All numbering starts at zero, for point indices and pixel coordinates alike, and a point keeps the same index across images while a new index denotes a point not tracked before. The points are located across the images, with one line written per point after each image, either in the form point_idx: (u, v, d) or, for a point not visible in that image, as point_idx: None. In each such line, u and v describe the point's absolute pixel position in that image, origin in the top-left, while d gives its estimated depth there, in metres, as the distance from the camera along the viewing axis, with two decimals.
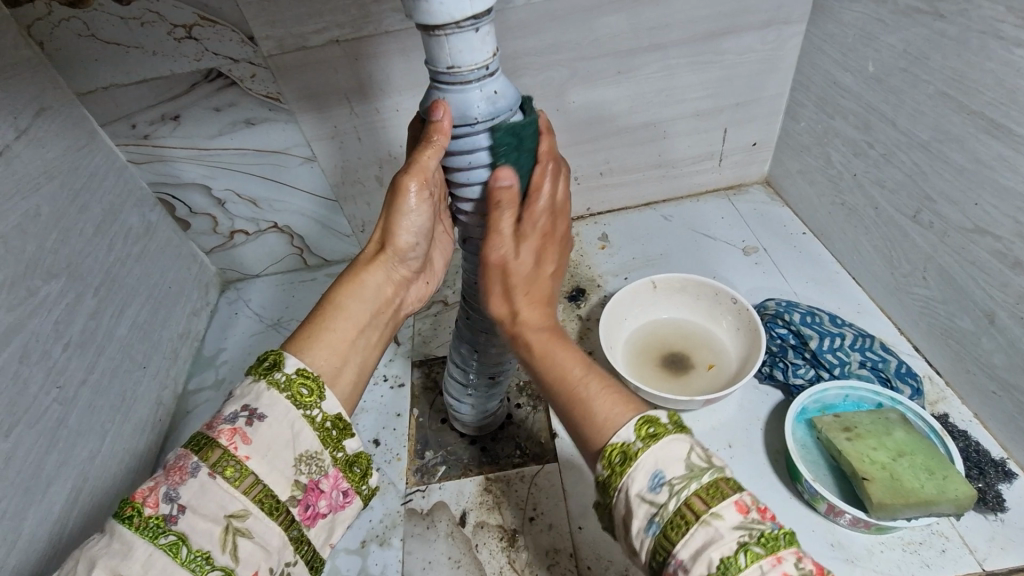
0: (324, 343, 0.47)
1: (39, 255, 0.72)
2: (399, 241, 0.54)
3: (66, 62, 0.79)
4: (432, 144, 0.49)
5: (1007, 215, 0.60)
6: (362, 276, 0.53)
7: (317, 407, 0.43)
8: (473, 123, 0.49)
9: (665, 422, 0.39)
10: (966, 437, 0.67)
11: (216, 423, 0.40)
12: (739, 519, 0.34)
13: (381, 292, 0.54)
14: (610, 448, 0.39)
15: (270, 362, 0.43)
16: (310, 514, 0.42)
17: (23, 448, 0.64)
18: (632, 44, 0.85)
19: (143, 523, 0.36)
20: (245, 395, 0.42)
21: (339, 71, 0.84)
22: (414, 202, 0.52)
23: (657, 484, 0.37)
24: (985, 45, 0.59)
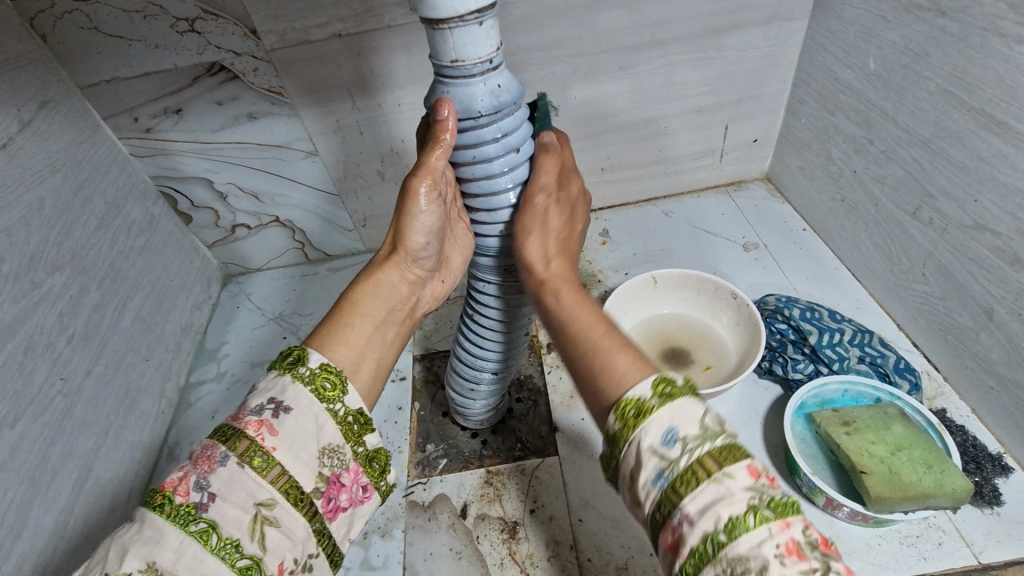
0: (342, 340, 0.47)
1: (43, 247, 0.72)
2: (410, 242, 0.53)
3: (69, 55, 0.80)
4: (440, 143, 0.49)
5: (1006, 212, 0.60)
6: (375, 276, 0.53)
7: (340, 401, 0.43)
8: (477, 116, 0.50)
9: (681, 383, 0.39)
10: (963, 432, 0.68)
11: (243, 416, 0.41)
12: (750, 482, 0.34)
13: (394, 292, 0.53)
14: (624, 401, 0.39)
15: (294, 357, 0.44)
16: (332, 507, 0.42)
17: (28, 440, 0.64)
18: (634, 40, 0.85)
19: (174, 511, 0.37)
20: (270, 389, 0.43)
21: (342, 65, 0.84)
22: (424, 203, 0.52)
23: (671, 438, 0.36)
24: (986, 42, 0.59)
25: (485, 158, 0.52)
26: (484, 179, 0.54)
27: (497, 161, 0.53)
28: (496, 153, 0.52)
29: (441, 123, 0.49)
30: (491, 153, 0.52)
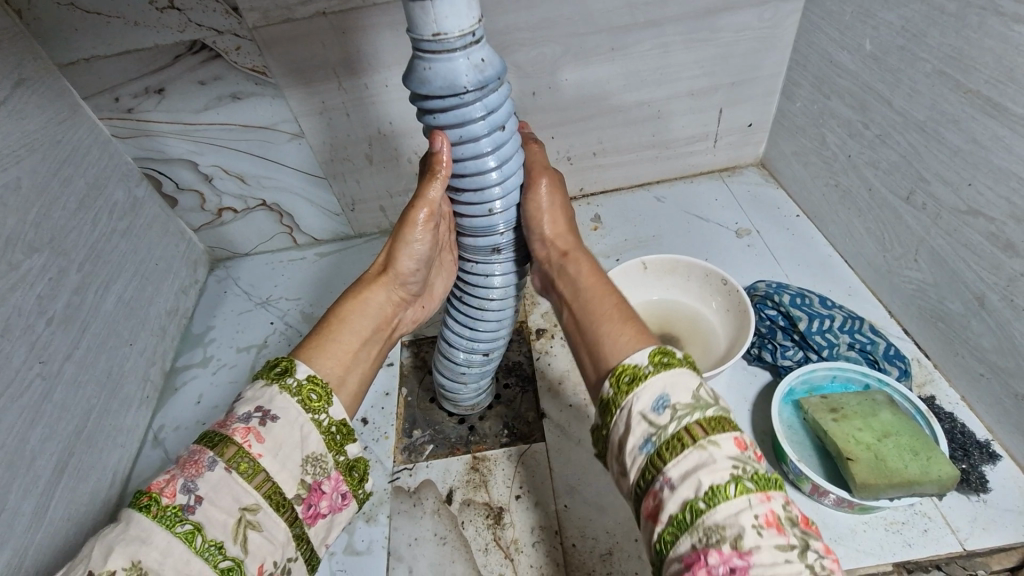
0: (330, 353, 0.48)
1: (20, 229, 0.70)
2: (402, 266, 0.56)
3: (45, 32, 0.78)
4: (437, 177, 0.52)
5: (1001, 196, 0.59)
6: (364, 295, 0.54)
7: (324, 412, 0.44)
8: (463, 94, 0.48)
9: (678, 356, 0.41)
10: (952, 419, 0.67)
11: (230, 422, 0.41)
12: (735, 452, 0.35)
13: (381, 312, 0.55)
14: (622, 367, 0.42)
15: (280, 368, 0.44)
16: (312, 513, 0.42)
17: (6, 424, 0.63)
18: (627, 20, 0.83)
19: (160, 512, 0.36)
20: (257, 398, 0.42)
21: (327, 44, 0.82)
22: (421, 231, 0.55)
23: (660, 405, 0.38)
24: (985, 22, 0.58)
25: (473, 136, 0.51)
26: (473, 159, 0.52)
27: (484, 140, 0.51)
28: (483, 132, 0.51)
29: (436, 154, 0.52)
30: (479, 132, 0.51)
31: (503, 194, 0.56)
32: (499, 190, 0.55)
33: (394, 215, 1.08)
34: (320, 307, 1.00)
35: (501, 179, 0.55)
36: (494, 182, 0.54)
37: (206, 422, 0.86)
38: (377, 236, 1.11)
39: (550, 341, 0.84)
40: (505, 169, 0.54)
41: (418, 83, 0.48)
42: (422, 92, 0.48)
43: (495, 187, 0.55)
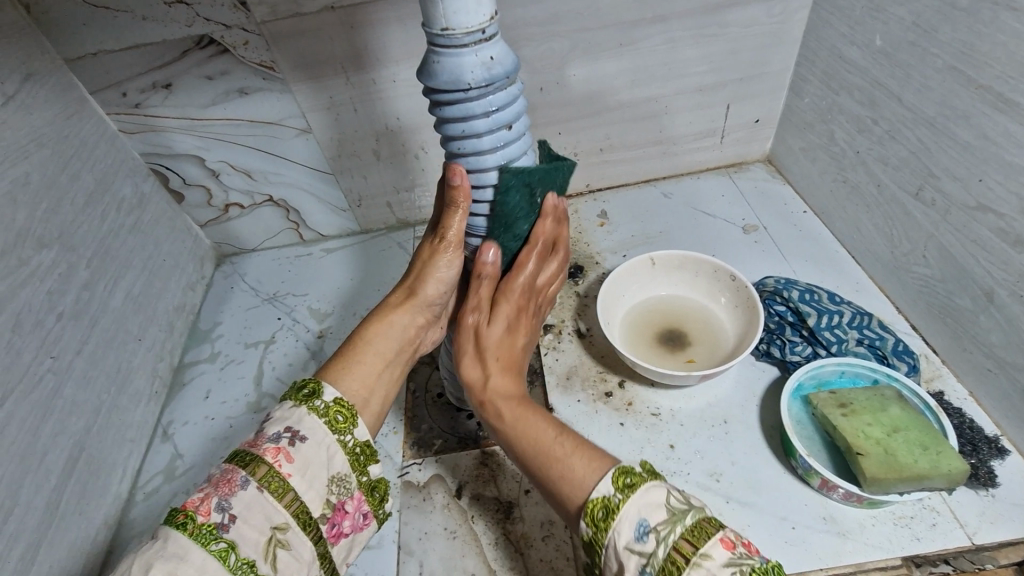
0: (354, 374, 0.51)
1: (30, 224, 0.71)
2: (428, 291, 0.57)
3: (53, 26, 0.78)
4: (459, 207, 0.54)
5: (1011, 192, 0.59)
6: (390, 317, 0.56)
7: (349, 433, 0.46)
8: (466, 89, 0.48)
9: (641, 471, 0.42)
10: (960, 414, 0.68)
11: (261, 443, 0.43)
12: (726, 556, 0.37)
13: (406, 335, 0.57)
14: (592, 503, 0.42)
15: (308, 390, 0.46)
16: (335, 532, 0.44)
17: (18, 418, 0.64)
18: (635, 15, 0.83)
19: (197, 529, 0.38)
20: (286, 419, 0.44)
21: (334, 39, 0.82)
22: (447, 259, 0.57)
23: (643, 532, 0.39)
24: (997, 16, 0.57)
25: (473, 134, 0.50)
26: (474, 156, 0.52)
27: (486, 138, 0.51)
28: (486, 129, 0.50)
29: (454, 187, 0.52)
30: (481, 129, 0.50)
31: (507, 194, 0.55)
32: (497, 191, 0.54)
33: (400, 210, 1.08)
34: (327, 302, 1.00)
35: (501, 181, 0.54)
36: (491, 181, 0.53)
37: (214, 418, 0.86)
38: (384, 232, 1.11)
39: (558, 336, 0.84)
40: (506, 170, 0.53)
41: (427, 74, 0.49)
42: (429, 83, 0.49)
43: (493, 186, 0.54)
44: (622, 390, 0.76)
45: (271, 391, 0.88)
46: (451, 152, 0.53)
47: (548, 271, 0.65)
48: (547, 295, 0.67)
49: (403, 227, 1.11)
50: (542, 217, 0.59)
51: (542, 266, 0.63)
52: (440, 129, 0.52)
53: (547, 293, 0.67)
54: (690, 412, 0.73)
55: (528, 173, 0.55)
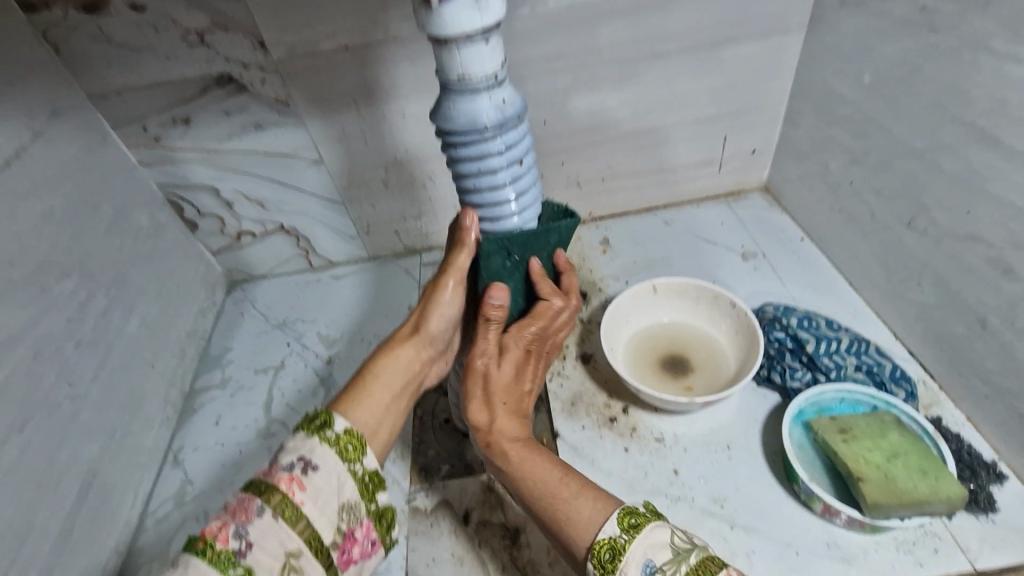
0: (364, 406, 0.51)
1: (53, 254, 0.73)
2: (431, 326, 0.58)
3: (80, 66, 0.81)
4: (466, 246, 0.56)
5: (999, 223, 0.62)
6: (395, 351, 0.56)
7: (359, 462, 0.47)
8: (482, 130, 0.51)
9: (644, 513, 0.45)
10: (959, 439, 0.69)
11: (275, 471, 0.44)
12: None
13: (411, 369, 0.57)
14: (598, 545, 0.44)
15: (320, 420, 0.47)
16: (345, 559, 0.45)
17: (35, 445, 0.65)
18: (634, 52, 0.86)
19: (216, 556, 0.40)
20: (299, 448, 0.46)
21: (348, 75, 0.85)
22: (450, 293, 0.58)
23: (650, 574, 0.41)
24: (977, 58, 0.60)
25: (489, 171, 0.53)
26: (489, 191, 0.55)
27: (500, 174, 0.54)
28: (500, 166, 0.53)
29: (464, 228, 0.56)
30: (495, 165, 0.53)
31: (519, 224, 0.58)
32: (512, 222, 0.57)
33: (408, 237, 1.11)
34: (335, 328, 1.02)
35: (515, 212, 0.57)
36: (506, 214, 0.56)
37: (224, 443, 0.87)
38: (391, 258, 1.14)
39: (562, 362, 0.85)
40: (519, 202, 0.56)
41: (442, 119, 0.51)
42: (445, 127, 0.51)
43: (509, 218, 0.57)
44: (626, 416, 0.78)
45: (280, 417, 0.89)
46: (466, 189, 0.56)
47: (562, 321, 0.63)
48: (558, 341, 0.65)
49: (410, 253, 1.14)
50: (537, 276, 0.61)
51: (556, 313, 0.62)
52: (454, 168, 0.55)
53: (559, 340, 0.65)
54: (693, 437, 0.74)
55: (536, 201, 0.59)
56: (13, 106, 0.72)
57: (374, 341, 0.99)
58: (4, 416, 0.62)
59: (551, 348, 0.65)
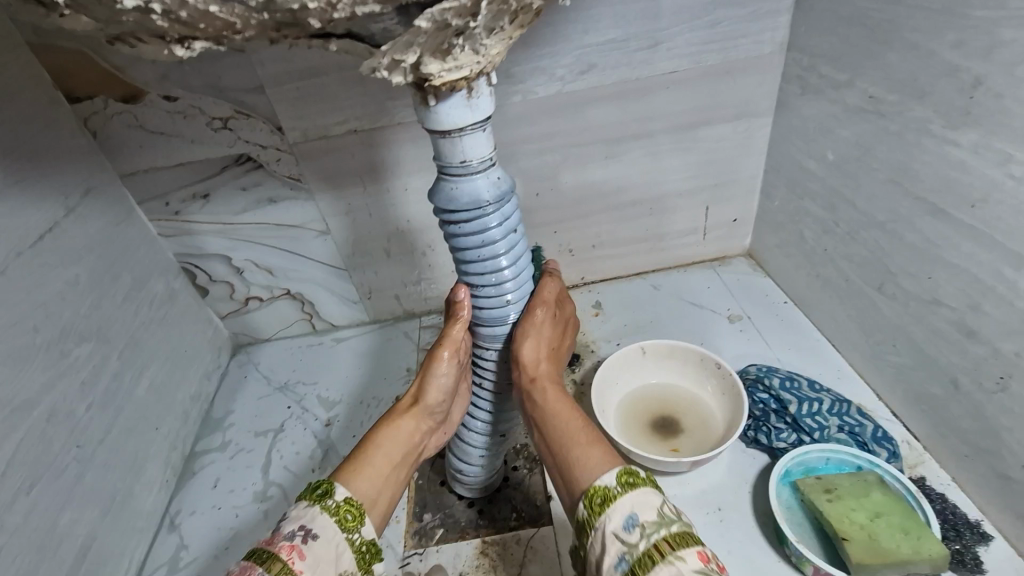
0: (365, 476, 0.55)
1: (74, 320, 0.78)
2: (429, 398, 0.63)
3: (113, 148, 0.89)
4: (460, 321, 0.63)
5: (958, 288, 0.66)
6: (395, 423, 0.61)
7: (357, 531, 0.51)
8: (484, 206, 0.56)
9: (642, 476, 0.50)
10: (943, 499, 0.70)
11: (277, 540, 0.47)
12: (698, 564, 0.44)
13: (410, 439, 0.61)
14: (593, 490, 0.50)
15: (321, 490, 0.51)
16: None
17: (38, 508, 0.67)
18: (618, 133, 0.94)
19: None
20: (300, 517, 0.50)
21: (356, 155, 0.93)
22: (446, 367, 0.62)
23: (631, 524, 0.47)
24: (921, 140, 0.67)
25: (491, 241, 0.58)
26: (491, 258, 0.59)
27: (500, 242, 0.59)
28: (499, 235, 0.58)
29: (459, 302, 0.62)
30: (496, 236, 0.58)
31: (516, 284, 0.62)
32: (511, 285, 0.62)
33: (408, 301, 1.16)
34: (335, 390, 1.05)
35: (513, 275, 0.61)
36: (506, 277, 0.61)
37: (222, 507, 0.88)
38: (392, 322, 1.18)
39: None
40: (516, 266, 0.61)
41: (444, 199, 0.56)
42: (448, 206, 0.56)
43: (508, 281, 0.61)
44: None
45: (278, 479, 0.91)
46: (467, 259, 0.60)
47: None
48: None
49: (410, 317, 1.18)
50: None
51: None
52: (455, 241, 0.59)
53: None
54: (684, 498, 0.75)
55: (527, 259, 0.64)
56: (51, 187, 0.79)
57: (373, 403, 1.01)
58: (10, 479, 0.64)
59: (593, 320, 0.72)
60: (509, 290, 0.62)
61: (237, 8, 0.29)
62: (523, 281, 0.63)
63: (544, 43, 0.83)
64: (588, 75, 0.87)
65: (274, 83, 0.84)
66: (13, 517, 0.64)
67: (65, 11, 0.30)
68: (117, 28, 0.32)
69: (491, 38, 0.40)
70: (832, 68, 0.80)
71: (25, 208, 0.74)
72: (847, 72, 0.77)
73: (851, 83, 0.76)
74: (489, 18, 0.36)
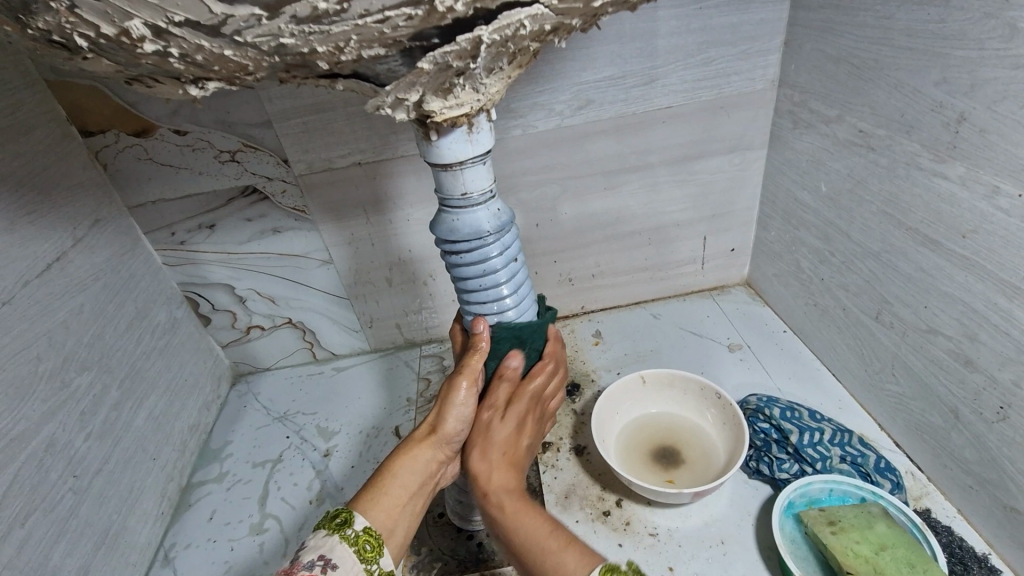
0: (382, 507, 0.56)
1: (77, 349, 0.79)
2: (448, 428, 0.61)
3: (123, 180, 0.91)
4: (479, 351, 0.61)
5: (953, 317, 0.67)
6: (413, 452, 0.60)
7: (375, 562, 0.52)
8: (484, 236, 0.57)
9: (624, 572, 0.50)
10: (949, 532, 0.70)
11: (297, 569, 0.49)
12: None
13: (428, 468, 0.61)
14: None
15: (340, 519, 0.53)
16: None
17: (31, 540, 0.66)
18: (616, 166, 0.97)
19: None
20: (319, 547, 0.51)
21: (360, 187, 0.95)
22: (465, 397, 0.61)
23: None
24: (910, 173, 0.69)
25: (491, 271, 0.59)
26: (492, 287, 0.60)
27: (501, 271, 0.60)
28: (500, 265, 0.59)
29: (478, 335, 0.61)
30: (497, 265, 0.59)
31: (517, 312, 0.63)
32: (512, 312, 0.62)
33: (408, 331, 1.16)
34: (335, 420, 1.04)
35: (513, 303, 0.62)
36: (507, 305, 0.62)
37: (216, 540, 0.87)
38: (392, 351, 1.18)
39: (556, 454, 0.87)
40: (516, 293, 0.62)
41: (446, 229, 0.57)
42: (450, 237, 0.57)
43: (508, 309, 0.62)
44: (620, 509, 0.78)
45: (276, 511, 0.89)
46: (468, 288, 0.61)
47: (553, 387, 0.70)
48: (550, 408, 0.72)
49: (410, 346, 1.19)
50: (547, 344, 0.68)
51: (552, 377, 0.68)
52: (457, 270, 0.60)
53: (551, 406, 0.72)
54: (687, 532, 0.74)
55: (529, 287, 0.64)
56: (61, 218, 0.80)
57: (372, 433, 1.00)
58: (5, 510, 0.64)
59: (545, 411, 0.71)
60: (509, 318, 0.63)
61: (251, 52, 0.31)
62: (524, 308, 0.64)
63: (544, 80, 0.86)
64: (586, 110, 0.90)
65: (282, 118, 0.86)
66: (7, 549, 0.63)
67: (86, 55, 0.32)
68: (136, 71, 0.33)
69: (490, 77, 0.42)
70: (822, 104, 0.82)
71: (34, 239, 0.75)
72: (836, 108, 0.79)
73: (841, 118, 0.78)
74: (489, 60, 0.38)
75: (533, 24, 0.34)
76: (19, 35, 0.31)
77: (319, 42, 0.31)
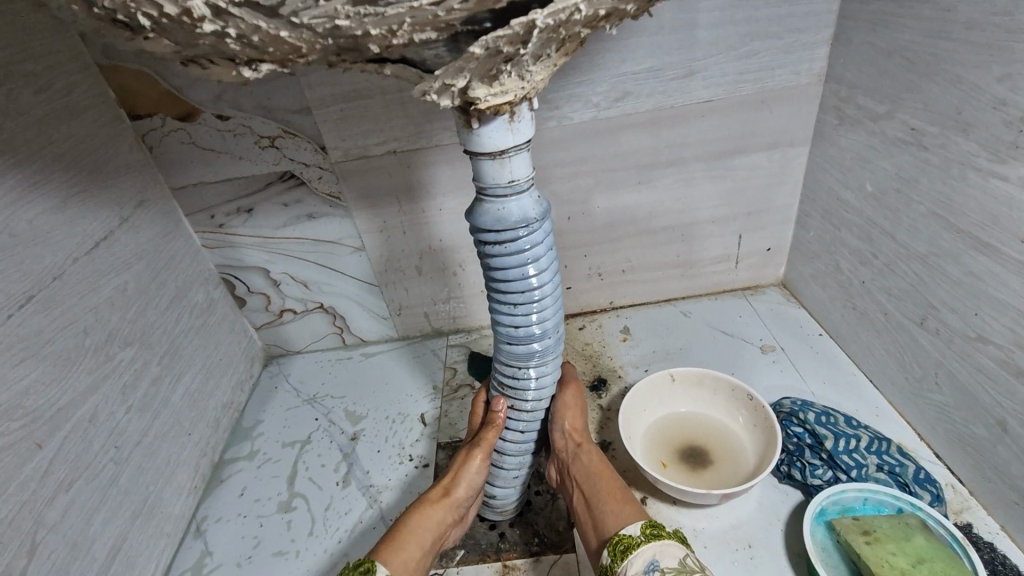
0: (400, 559, 0.61)
1: (120, 325, 0.81)
2: (460, 491, 0.70)
3: (167, 162, 0.93)
4: (494, 427, 0.71)
5: (1004, 326, 0.64)
6: (428, 512, 0.67)
7: None
8: (530, 224, 0.57)
9: (665, 530, 0.60)
10: (992, 548, 0.67)
11: None
12: None
13: (439, 529, 0.67)
14: (619, 538, 0.60)
15: (364, 568, 0.57)
16: None
17: (75, 507, 0.69)
18: (652, 160, 0.95)
19: None
20: None
21: (394, 175, 0.95)
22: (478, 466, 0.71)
23: (650, 568, 0.56)
24: (965, 174, 0.66)
25: (533, 259, 0.59)
26: (525, 277, 0.60)
27: (540, 260, 0.60)
28: (539, 253, 0.59)
29: (496, 411, 0.72)
30: (538, 253, 0.59)
31: (550, 300, 0.63)
32: (548, 300, 0.63)
33: (436, 320, 1.17)
34: (363, 405, 1.06)
35: (550, 290, 0.62)
36: (544, 293, 0.62)
37: (246, 515, 0.89)
38: (420, 339, 1.19)
39: None
40: (552, 282, 0.63)
41: (491, 218, 0.56)
42: (495, 227, 0.56)
43: (545, 297, 0.62)
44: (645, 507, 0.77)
45: (303, 491, 0.91)
46: (507, 278, 0.60)
47: None
48: None
49: (438, 335, 1.20)
50: None
51: None
52: (495, 261, 0.59)
53: None
54: (713, 534, 0.73)
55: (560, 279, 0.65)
56: (109, 196, 0.83)
57: (398, 419, 1.02)
58: (53, 477, 0.67)
59: None
60: (544, 305, 0.63)
61: (305, 34, 0.31)
62: (556, 296, 0.64)
63: (582, 71, 0.85)
64: (622, 102, 0.88)
65: (321, 105, 0.87)
66: (53, 513, 0.66)
67: (147, 35, 0.32)
68: (193, 51, 0.34)
69: (537, 64, 0.41)
70: (872, 100, 0.79)
71: (83, 217, 0.78)
72: (887, 104, 0.76)
73: (891, 115, 0.75)
74: (538, 47, 0.37)
75: (586, 9, 0.33)
76: (85, 14, 0.32)
77: (372, 25, 0.31)
